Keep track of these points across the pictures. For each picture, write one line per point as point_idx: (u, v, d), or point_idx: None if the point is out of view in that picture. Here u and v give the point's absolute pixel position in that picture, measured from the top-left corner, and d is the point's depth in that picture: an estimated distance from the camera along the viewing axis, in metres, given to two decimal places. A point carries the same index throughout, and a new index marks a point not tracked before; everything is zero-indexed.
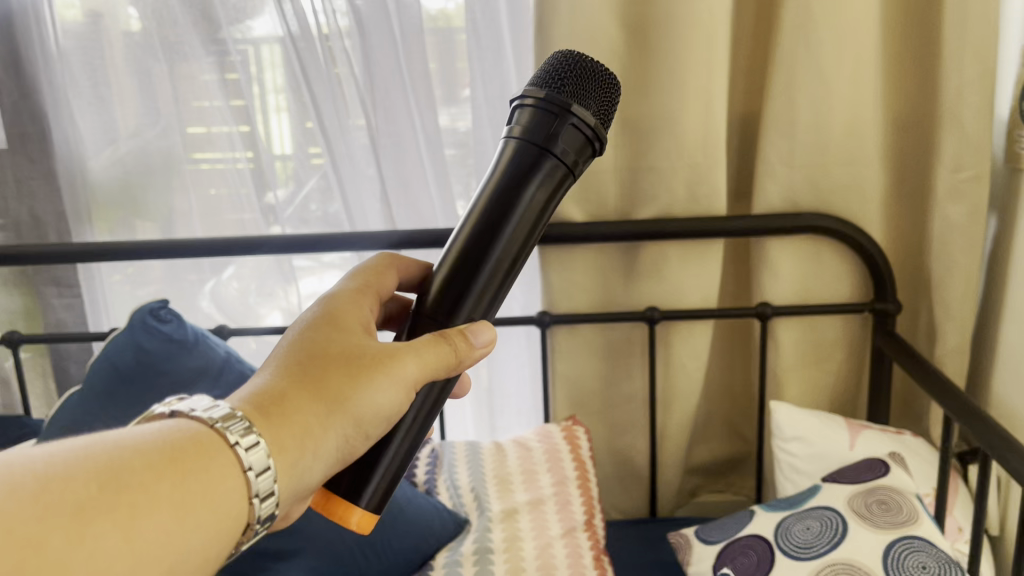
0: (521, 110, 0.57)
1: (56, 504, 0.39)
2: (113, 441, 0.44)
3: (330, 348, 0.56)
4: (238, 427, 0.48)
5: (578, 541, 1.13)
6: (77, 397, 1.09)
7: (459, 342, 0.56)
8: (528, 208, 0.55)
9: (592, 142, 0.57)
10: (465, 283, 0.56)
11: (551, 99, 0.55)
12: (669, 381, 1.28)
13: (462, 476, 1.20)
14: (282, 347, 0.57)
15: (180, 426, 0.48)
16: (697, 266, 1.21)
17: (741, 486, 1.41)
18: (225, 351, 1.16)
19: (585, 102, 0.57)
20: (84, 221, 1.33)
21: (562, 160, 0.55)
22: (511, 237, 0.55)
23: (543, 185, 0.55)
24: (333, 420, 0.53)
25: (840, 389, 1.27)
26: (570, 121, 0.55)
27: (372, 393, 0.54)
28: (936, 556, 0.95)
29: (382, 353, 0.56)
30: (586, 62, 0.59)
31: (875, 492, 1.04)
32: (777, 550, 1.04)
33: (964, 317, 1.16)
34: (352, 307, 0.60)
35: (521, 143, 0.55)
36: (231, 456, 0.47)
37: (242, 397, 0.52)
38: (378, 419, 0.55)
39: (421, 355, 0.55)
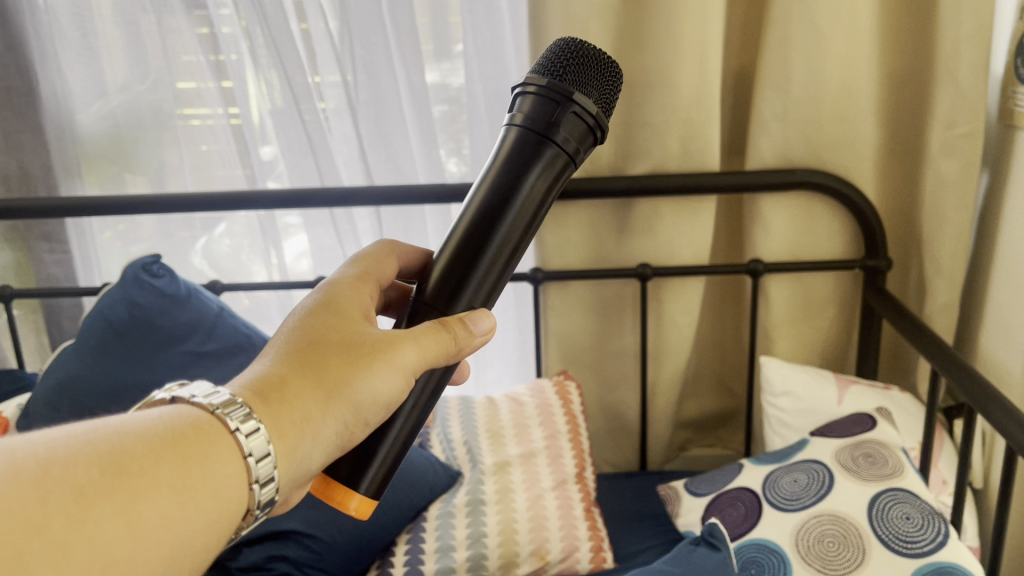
0: (523, 98, 0.56)
1: (59, 487, 0.39)
2: (114, 426, 0.43)
3: (329, 334, 0.55)
4: (238, 413, 0.47)
5: (569, 493, 1.15)
6: (71, 351, 1.10)
7: (459, 328, 0.55)
8: (529, 195, 0.54)
9: (594, 131, 0.56)
10: (466, 269, 0.56)
11: (553, 86, 0.54)
12: (660, 336, 1.29)
13: (454, 430, 1.22)
14: (280, 335, 0.56)
15: (180, 411, 0.47)
16: (689, 223, 1.21)
17: (730, 440, 1.43)
18: (217, 305, 1.16)
19: (586, 90, 0.56)
20: (74, 174, 1.33)
21: (563, 149, 0.54)
22: (512, 224, 0.55)
23: (544, 174, 0.55)
24: (332, 407, 0.52)
25: (830, 344, 1.29)
26: (572, 110, 0.54)
27: (370, 380, 0.53)
28: (920, 507, 0.97)
29: (381, 341, 0.55)
30: (588, 50, 0.58)
31: (862, 446, 1.06)
32: (765, 501, 1.06)
33: (954, 273, 1.16)
34: (351, 294, 0.60)
35: (522, 131, 0.54)
36: (231, 444, 0.46)
37: (242, 382, 0.51)
38: (376, 406, 0.54)
39: (420, 342, 0.54)
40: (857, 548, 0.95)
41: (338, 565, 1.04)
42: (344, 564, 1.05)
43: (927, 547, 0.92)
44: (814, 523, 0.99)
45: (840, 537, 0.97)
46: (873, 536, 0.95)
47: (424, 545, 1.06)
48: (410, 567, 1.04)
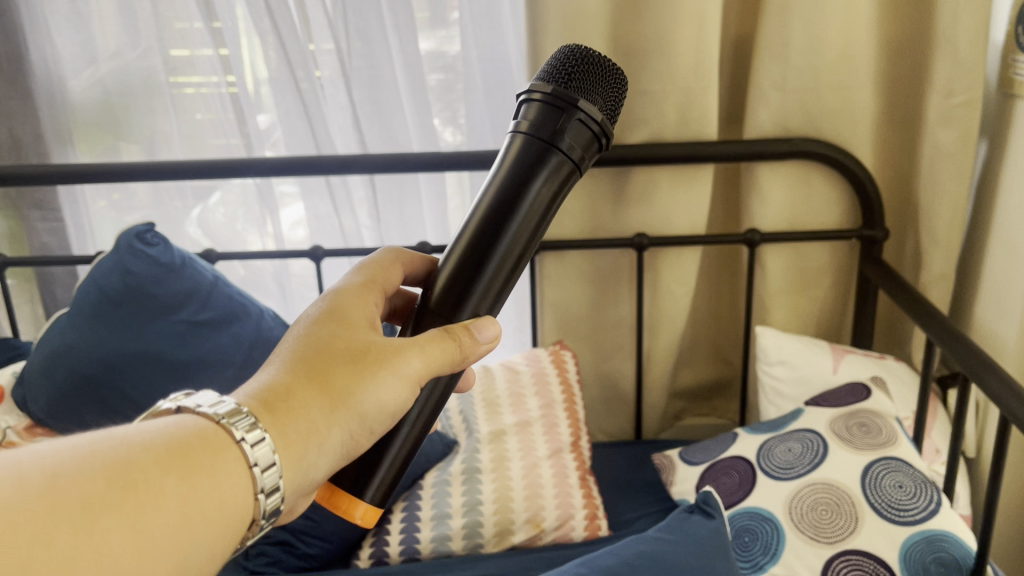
0: (527, 105, 0.54)
1: (65, 500, 0.37)
2: (118, 437, 0.42)
3: (334, 343, 0.53)
4: (244, 422, 0.46)
5: (564, 461, 1.16)
6: (65, 319, 1.09)
7: (464, 336, 0.53)
8: (534, 203, 0.52)
9: (598, 138, 0.54)
10: (471, 276, 0.53)
11: (558, 93, 0.52)
12: (656, 305, 1.29)
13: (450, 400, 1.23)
14: (284, 345, 0.53)
15: (184, 421, 0.45)
16: (686, 192, 1.21)
17: (725, 410, 1.44)
18: (212, 274, 1.16)
19: (591, 96, 0.55)
20: (66, 142, 1.31)
21: (568, 156, 0.52)
22: (518, 230, 0.52)
23: (549, 181, 0.52)
24: (336, 416, 0.50)
25: (827, 314, 1.29)
26: (577, 117, 0.52)
27: (375, 389, 0.51)
28: (913, 476, 0.97)
29: (386, 349, 0.53)
30: (593, 57, 0.56)
31: (857, 415, 1.06)
32: (759, 470, 1.06)
33: (951, 242, 1.16)
34: (357, 302, 0.57)
35: (527, 138, 0.52)
36: (235, 455, 0.45)
37: (246, 392, 0.49)
38: (380, 416, 0.52)
39: (425, 349, 0.52)
40: (850, 516, 0.96)
41: (334, 534, 1.06)
42: (339, 531, 1.06)
43: (919, 516, 0.93)
44: (807, 492, 1.00)
45: (834, 505, 0.97)
46: (867, 505, 0.96)
47: (420, 513, 1.08)
48: (405, 537, 1.06)
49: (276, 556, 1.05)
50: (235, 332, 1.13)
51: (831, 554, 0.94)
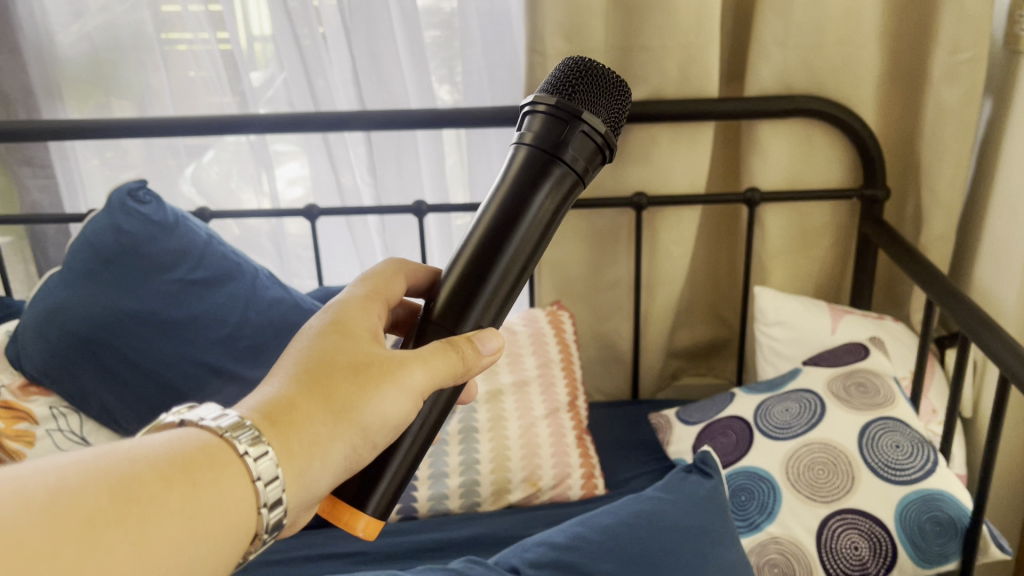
0: (532, 117, 0.51)
1: (67, 515, 0.35)
2: (124, 449, 0.40)
3: (337, 355, 0.49)
4: (247, 436, 0.43)
5: (561, 421, 1.16)
6: (58, 278, 1.08)
7: (468, 349, 0.49)
8: (537, 216, 0.49)
9: (603, 150, 0.51)
10: (472, 290, 0.50)
11: (562, 104, 0.50)
12: (654, 265, 1.28)
13: None
14: (285, 358, 0.50)
15: (187, 434, 0.42)
16: (686, 150, 1.19)
17: (722, 370, 1.43)
18: (206, 233, 1.15)
19: (596, 107, 0.52)
20: (55, 98, 1.29)
21: (571, 169, 0.50)
22: (522, 243, 0.49)
23: (552, 195, 0.49)
24: (338, 431, 0.46)
25: (826, 275, 1.28)
26: (581, 129, 0.49)
27: (376, 403, 0.48)
28: (910, 436, 0.98)
29: (388, 361, 0.49)
30: (595, 69, 0.53)
31: (855, 375, 1.06)
32: (755, 430, 1.06)
33: (952, 202, 1.15)
34: (361, 311, 0.54)
35: (530, 150, 0.50)
36: (240, 469, 0.42)
37: (249, 405, 0.46)
38: (383, 432, 0.48)
39: (428, 361, 0.48)
40: (847, 476, 0.96)
41: None
42: None
43: (915, 475, 0.94)
44: (804, 452, 1.00)
45: (830, 465, 0.98)
46: (863, 464, 0.97)
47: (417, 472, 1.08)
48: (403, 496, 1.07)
49: None
50: (230, 292, 1.12)
51: (827, 513, 0.94)
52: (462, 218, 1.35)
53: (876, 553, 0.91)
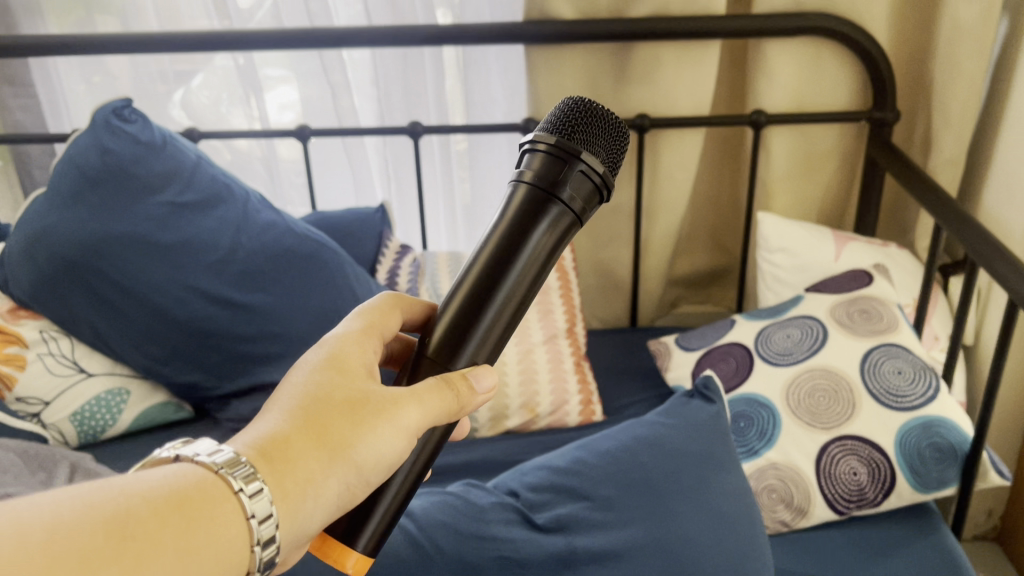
0: (531, 155, 0.48)
1: (59, 556, 0.32)
2: (117, 485, 0.36)
3: (333, 391, 0.45)
4: (244, 471, 0.40)
5: (559, 347, 1.15)
6: (44, 198, 1.05)
7: (462, 387, 0.46)
8: (534, 256, 0.46)
9: (602, 190, 0.48)
10: (466, 327, 0.47)
11: (561, 143, 0.46)
12: (655, 190, 1.26)
13: (444, 286, 1.21)
14: (276, 393, 0.46)
15: (182, 469, 0.39)
16: (691, 70, 1.15)
17: (722, 298, 1.42)
18: (194, 154, 1.12)
19: (597, 147, 0.48)
20: (37, 14, 1.24)
21: (569, 208, 0.46)
22: (518, 281, 0.46)
23: (548, 234, 0.46)
24: (331, 472, 0.43)
25: (831, 201, 1.25)
26: (579, 168, 0.46)
27: (372, 442, 0.44)
28: (913, 362, 0.97)
29: (384, 397, 0.46)
30: (597, 105, 0.50)
31: (858, 302, 1.04)
32: (756, 356, 1.05)
33: (964, 126, 1.11)
34: (356, 345, 0.49)
35: (529, 189, 0.46)
36: (235, 508, 0.38)
37: (243, 439, 0.42)
38: (378, 472, 0.45)
39: (424, 400, 0.45)
40: (847, 402, 0.96)
41: None
42: None
43: (916, 403, 0.93)
44: (805, 378, 0.99)
45: (831, 392, 0.97)
46: (864, 392, 0.96)
47: None
48: None
49: None
50: (220, 216, 1.09)
51: (826, 440, 0.94)
52: (462, 141, 1.31)
53: (875, 479, 0.91)
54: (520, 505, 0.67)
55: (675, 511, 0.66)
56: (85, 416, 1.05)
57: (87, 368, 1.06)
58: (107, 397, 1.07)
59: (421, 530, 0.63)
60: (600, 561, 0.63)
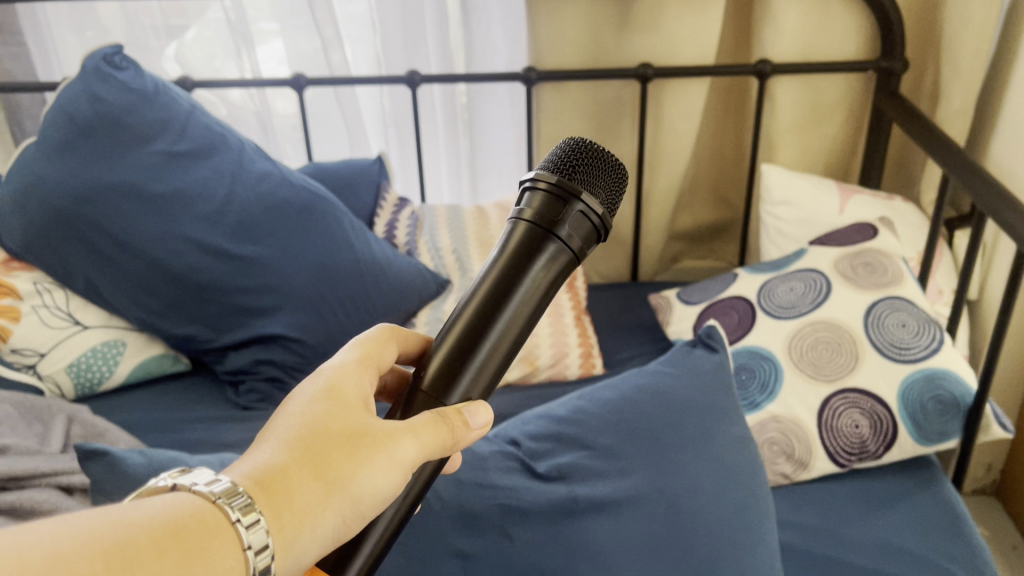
0: (529, 192, 0.46)
1: None
2: (107, 517, 0.34)
3: (331, 422, 0.42)
4: (242, 501, 0.37)
5: (559, 301, 1.14)
6: (35, 148, 1.03)
7: (457, 420, 0.43)
8: (531, 292, 0.44)
9: (600, 230, 0.47)
10: (460, 362, 0.45)
11: (562, 182, 0.45)
12: (658, 141, 1.24)
13: (442, 239, 1.19)
14: (270, 422, 0.43)
15: (177, 499, 0.37)
16: (696, 18, 1.13)
17: (724, 252, 1.41)
18: (188, 103, 1.09)
19: (597, 186, 0.47)
20: None
21: (567, 245, 0.45)
22: (514, 316, 0.44)
23: (545, 272, 0.44)
24: (326, 506, 0.40)
25: (837, 153, 1.23)
26: (578, 208, 0.45)
27: (368, 477, 0.41)
28: (917, 316, 0.96)
29: (381, 428, 0.43)
30: (598, 145, 0.48)
31: (863, 255, 1.03)
32: (759, 310, 1.04)
33: (973, 76, 1.09)
34: (354, 373, 0.46)
35: (529, 226, 0.44)
36: (231, 540, 0.36)
37: (237, 469, 0.39)
38: (372, 506, 0.42)
39: (420, 434, 0.42)
40: (850, 355, 0.95)
41: None
42: None
43: (920, 355, 0.93)
44: (808, 332, 0.98)
45: (834, 345, 0.96)
46: (867, 344, 0.95)
47: None
48: None
49: (265, 391, 1.05)
50: (215, 165, 1.06)
51: (828, 392, 0.94)
52: (463, 92, 1.29)
53: (876, 431, 0.91)
54: (521, 454, 0.67)
55: (679, 462, 0.65)
56: (82, 368, 1.04)
57: (83, 321, 1.05)
58: (103, 349, 1.06)
59: None
60: (606, 509, 0.62)
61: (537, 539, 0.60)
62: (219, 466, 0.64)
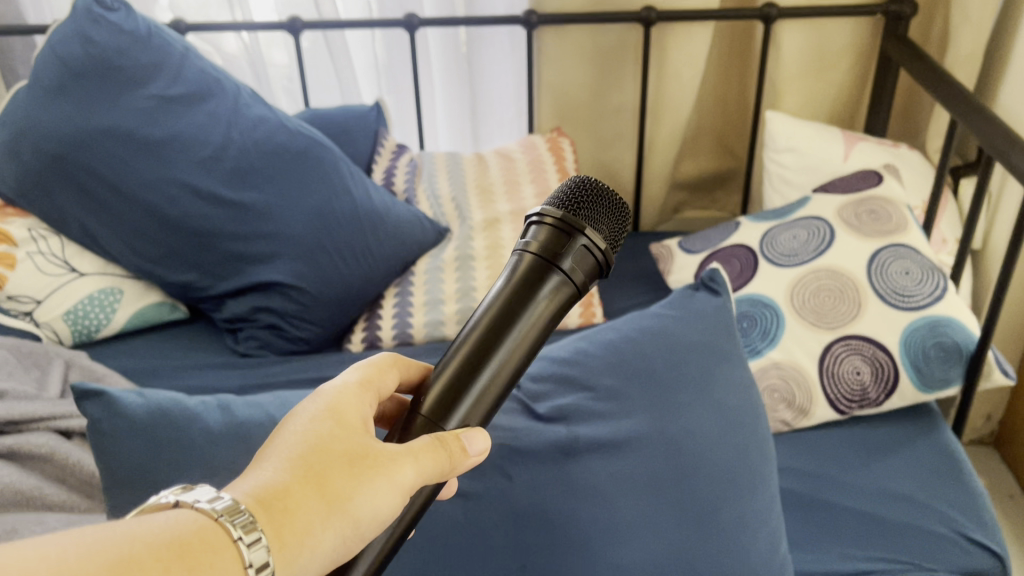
0: (534, 226, 0.44)
1: None
2: (112, 533, 0.33)
3: (332, 442, 0.41)
4: (245, 519, 0.36)
5: None
6: (26, 90, 1.01)
7: (455, 446, 0.41)
8: (530, 327, 0.42)
9: (603, 267, 0.45)
10: (454, 395, 0.42)
11: (567, 218, 0.43)
12: (660, 87, 1.22)
13: (442, 187, 1.18)
14: (269, 439, 0.41)
15: (180, 516, 0.35)
16: None
17: (726, 203, 1.40)
18: (181, 46, 1.06)
19: (600, 222, 0.45)
20: None
21: (569, 280, 0.43)
22: (516, 345, 0.42)
23: (545, 307, 0.42)
24: (325, 525, 0.39)
25: (842, 100, 1.22)
26: (582, 242, 0.43)
27: (368, 500, 0.40)
28: (921, 263, 0.95)
29: (382, 449, 0.41)
30: (602, 182, 0.47)
31: (867, 203, 1.02)
32: (761, 258, 1.03)
33: (984, 21, 1.07)
34: (355, 394, 0.45)
35: (532, 260, 0.42)
36: (231, 559, 0.35)
37: (236, 487, 0.38)
38: (371, 528, 0.41)
39: (420, 458, 0.41)
40: (853, 303, 0.94)
41: (323, 316, 1.04)
42: (329, 314, 1.05)
43: (924, 302, 0.92)
44: (810, 279, 0.97)
45: (837, 292, 0.95)
46: (870, 291, 0.94)
47: (413, 299, 1.07)
48: (398, 322, 1.05)
49: (265, 338, 1.05)
50: (209, 110, 1.04)
51: (830, 339, 0.93)
52: (463, 36, 1.27)
53: (877, 378, 0.91)
54: (522, 395, 0.67)
55: (679, 402, 0.66)
56: (79, 315, 1.04)
57: (79, 267, 1.04)
58: (100, 296, 1.05)
59: None
60: (603, 450, 0.63)
61: (537, 479, 0.61)
62: (215, 406, 0.63)
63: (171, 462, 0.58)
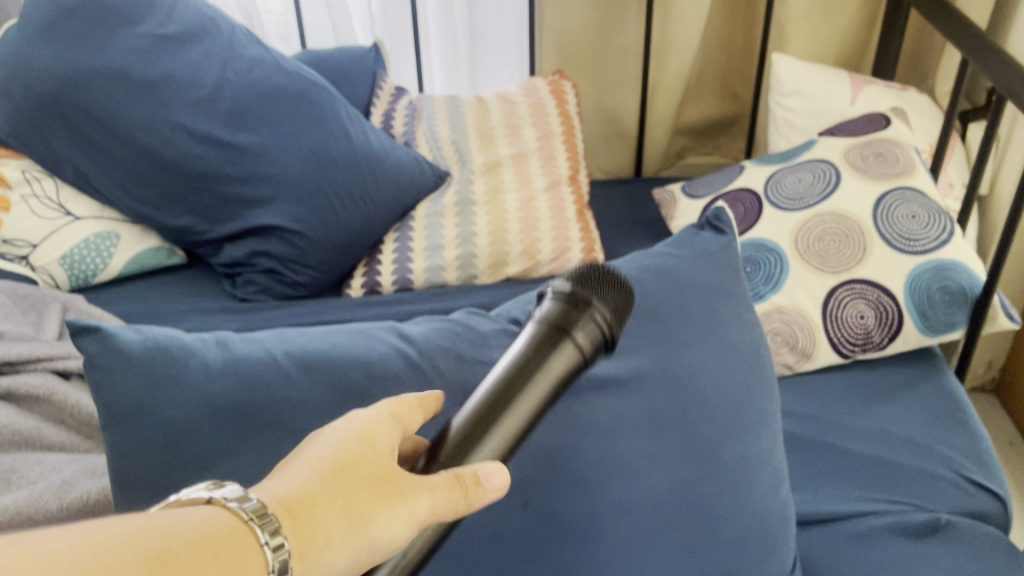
0: (546, 301, 0.48)
1: None
2: (146, 524, 0.33)
3: (359, 462, 0.41)
4: (272, 524, 0.36)
5: (562, 195, 1.10)
6: (17, 29, 0.99)
7: (470, 482, 0.41)
8: (547, 383, 0.43)
9: (609, 342, 0.48)
10: (471, 442, 0.42)
11: (579, 295, 0.47)
12: (665, 28, 1.19)
13: (442, 129, 1.16)
14: (301, 457, 0.42)
15: (210, 513, 0.35)
16: None
17: (730, 149, 1.38)
18: None
19: (609, 303, 0.49)
20: None
21: (582, 345, 0.45)
22: (533, 395, 0.43)
23: (560, 360, 0.44)
24: (343, 544, 0.39)
25: (850, 41, 1.20)
26: (592, 314, 0.46)
27: (384, 526, 0.40)
28: (927, 206, 0.94)
29: (403, 475, 0.41)
30: (609, 270, 0.51)
31: (874, 145, 1.00)
32: (766, 202, 1.02)
33: None
34: (388, 421, 0.44)
35: (544, 326, 0.45)
36: (256, 561, 0.35)
37: (267, 491, 0.38)
38: (385, 552, 0.41)
39: (436, 493, 0.40)
40: (858, 247, 0.93)
41: (323, 261, 1.03)
42: (329, 259, 1.04)
43: (930, 246, 0.91)
44: (815, 223, 0.96)
45: (842, 237, 0.94)
46: (875, 235, 0.93)
47: (413, 245, 1.06)
48: (398, 267, 1.05)
49: (264, 284, 1.03)
50: (205, 49, 1.02)
51: (835, 283, 0.92)
52: None
53: (881, 322, 0.90)
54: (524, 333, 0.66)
55: (682, 341, 0.65)
56: (75, 259, 1.03)
57: (74, 211, 1.03)
58: (96, 240, 1.03)
59: (422, 356, 0.62)
60: (605, 388, 0.63)
61: None
62: (213, 343, 0.62)
63: (170, 398, 0.58)
